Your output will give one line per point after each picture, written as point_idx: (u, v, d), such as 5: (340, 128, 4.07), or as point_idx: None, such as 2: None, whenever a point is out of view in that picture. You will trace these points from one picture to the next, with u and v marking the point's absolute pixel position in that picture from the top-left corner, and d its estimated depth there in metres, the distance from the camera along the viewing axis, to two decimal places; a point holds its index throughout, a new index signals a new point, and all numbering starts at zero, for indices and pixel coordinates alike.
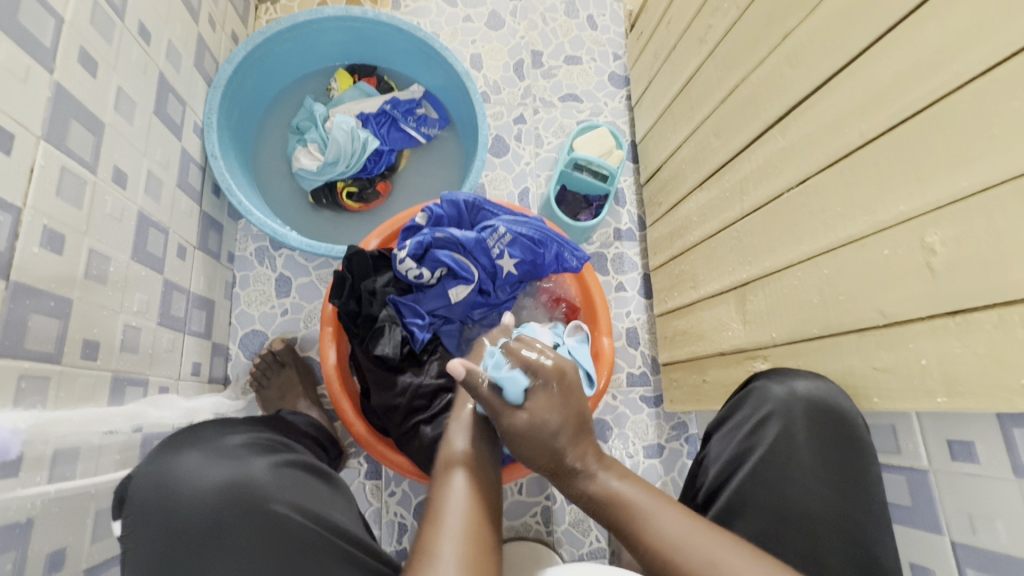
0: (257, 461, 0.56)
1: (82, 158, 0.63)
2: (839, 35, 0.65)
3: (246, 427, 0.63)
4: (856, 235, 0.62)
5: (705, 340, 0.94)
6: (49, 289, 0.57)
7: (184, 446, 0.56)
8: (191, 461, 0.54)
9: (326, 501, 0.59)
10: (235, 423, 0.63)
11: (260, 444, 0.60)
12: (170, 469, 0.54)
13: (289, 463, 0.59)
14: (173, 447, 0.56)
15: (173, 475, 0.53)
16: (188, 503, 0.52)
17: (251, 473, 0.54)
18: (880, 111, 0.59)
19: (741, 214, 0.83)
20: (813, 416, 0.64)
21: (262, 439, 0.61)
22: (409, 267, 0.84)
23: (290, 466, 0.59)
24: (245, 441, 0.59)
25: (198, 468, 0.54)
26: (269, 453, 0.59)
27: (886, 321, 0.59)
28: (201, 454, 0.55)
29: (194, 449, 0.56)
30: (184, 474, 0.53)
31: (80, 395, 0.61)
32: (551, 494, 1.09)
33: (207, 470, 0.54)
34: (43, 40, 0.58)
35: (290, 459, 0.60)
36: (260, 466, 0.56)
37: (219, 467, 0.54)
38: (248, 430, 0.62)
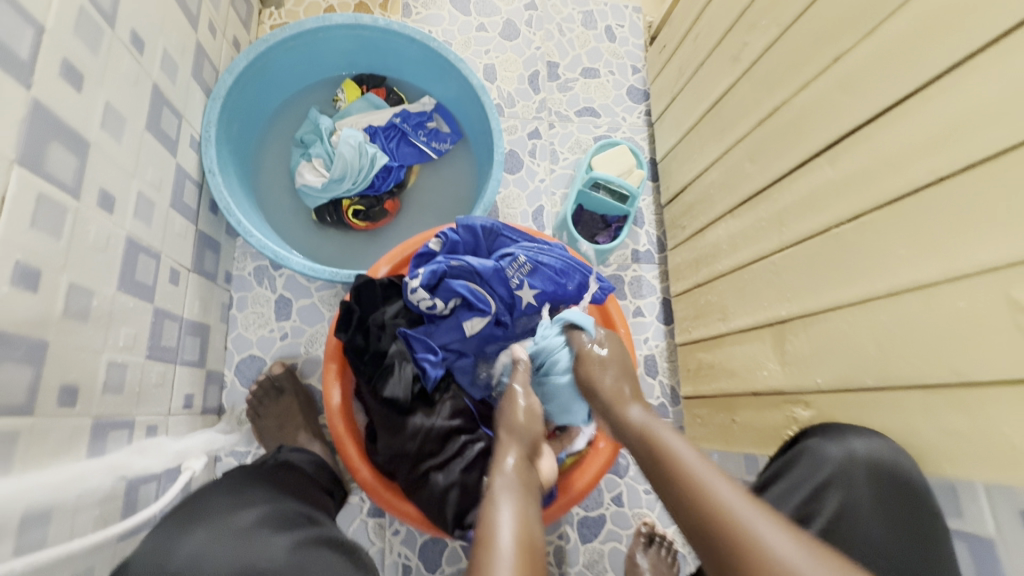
0: (273, 539, 0.48)
1: (63, 183, 0.56)
2: (903, 59, 0.59)
3: (254, 498, 0.55)
4: (923, 282, 0.56)
5: (735, 378, 0.88)
6: (19, 333, 0.50)
7: (190, 523, 0.48)
8: (196, 542, 0.46)
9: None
10: (247, 493, 0.56)
11: (273, 519, 0.52)
12: (169, 557, 0.44)
13: (308, 540, 0.51)
14: (175, 528, 0.47)
15: (171, 562, 0.44)
16: None
17: (265, 555, 0.46)
18: (954, 147, 0.53)
19: (780, 247, 0.77)
20: (878, 481, 0.61)
21: (276, 513, 0.53)
22: (421, 297, 0.78)
23: (314, 546, 0.50)
24: (257, 518, 0.51)
25: (200, 553, 0.45)
26: (284, 529, 0.51)
27: (959, 381, 0.53)
28: (206, 534, 0.47)
29: (201, 528, 0.47)
30: (185, 560, 0.44)
31: (55, 448, 0.55)
32: (563, 532, 1.03)
33: (213, 555, 0.45)
34: (19, 51, 0.51)
35: (308, 536, 0.52)
36: (276, 545, 0.47)
37: (230, 550, 0.45)
38: (262, 504, 0.54)
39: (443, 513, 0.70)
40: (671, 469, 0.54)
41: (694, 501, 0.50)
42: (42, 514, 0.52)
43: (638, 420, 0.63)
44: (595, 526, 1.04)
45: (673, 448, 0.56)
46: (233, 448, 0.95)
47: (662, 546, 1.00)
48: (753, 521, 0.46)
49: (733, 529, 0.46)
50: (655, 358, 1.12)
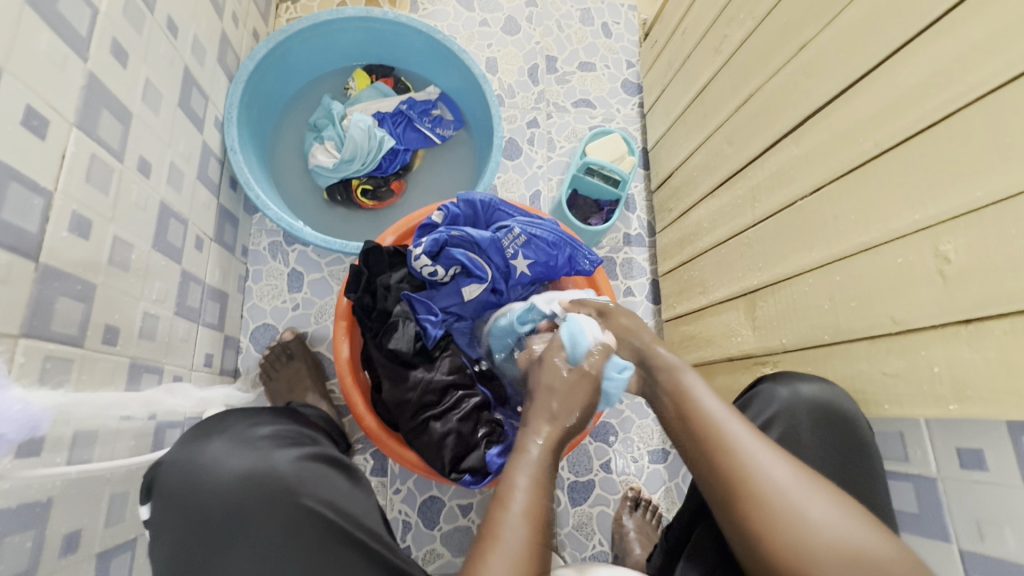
0: (279, 453, 0.57)
1: (111, 147, 0.64)
2: (857, 46, 0.66)
3: (273, 416, 0.64)
4: (870, 243, 0.63)
5: (713, 346, 0.95)
6: (75, 272, 0.58)
7: (211, 434, 0.57)
8: (215, 450, 0.55)
9: (347, 493, 0.58)
10: (262, 412, 0.64)
11: (282, 437, 0.60)
12: (195, 456, 0.55)
13: (313, 455, 0.59)
14: (201, 437, 0.57)
15: (200, 461, 0.55)
16: (213, 491, 0.53)
17: (271, 464, 0.55)
18: (895, 122, 0.60)
19: (753, 221, 0.84)
20: (818, 418, 0.64)
21: (286, 430, 0.61)
22: (424, 263, 0.85)
23: (316, 460, 0.59)
24: (271, 433, 0.59)
25: (222, 456, 0.55)
26: (291, 444, 0.59)
27: (898, 328, 0.60)
28: (225, 443, 0.56)
29: (219, 439, 0.57)
30: (209, 461, 0.54)
31: (99, 380, 0.62)
32: (555, 496, 1.10)
33: (232, 459, 0.55)
34: (79, 29, 0.59)
35: (314, 452, 0.60)
36: (281, 457, 0.56)
37: (243, 458, 0.55)
38: (274, 422, 0.62)
39: (441, 457, 0.78)
40: (703, 428, 0.56)
41: (710, 452, 0.55)
42: (89, 434, 0.59)
43: (677, 381, 0.62)
44: (584, 491, 1.11)
45: (716, 415, 0.57)
46: None
47: (648, 509, 1.07)
48: (771, 470, 0.52)
49: (748, 484, 0.52)
50: None
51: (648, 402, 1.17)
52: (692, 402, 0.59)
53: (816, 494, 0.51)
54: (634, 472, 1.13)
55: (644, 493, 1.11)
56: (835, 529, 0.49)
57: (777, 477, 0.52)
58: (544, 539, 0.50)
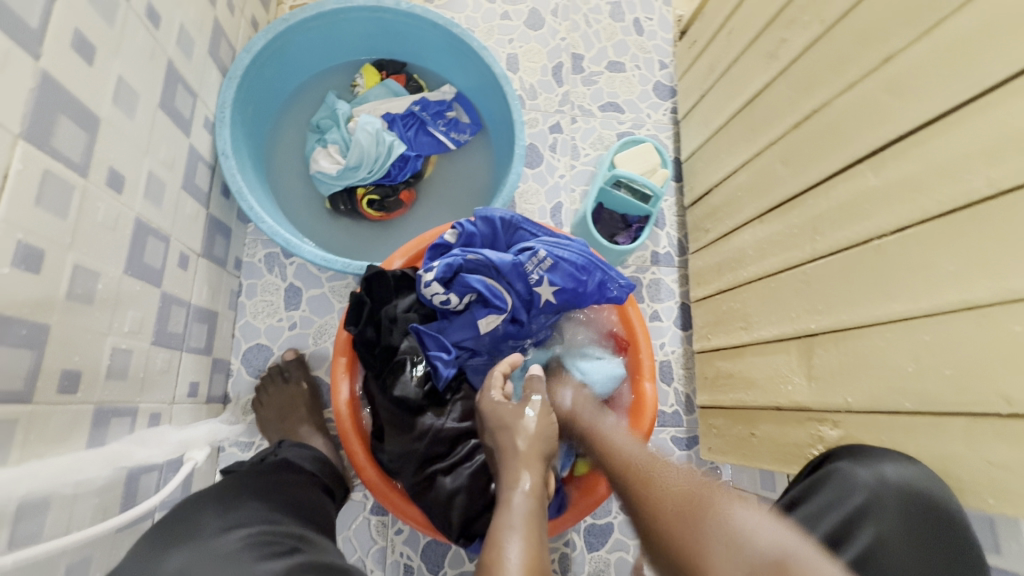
0: (258, 563, 0.43)
1: (71, 160, 0.54)
2: (967, 61, 0.55)
3: (253, 514, 0.51)
4: (977, 302, 0.52)
5: (757, 390, 0.85)
6: (21, 315, 0.48)
7: (172, 547, 0.45)
8: (172, 564, 0.43)
9: None
10: (241, 510, 0.52)
11: (260, 537, 0.47)
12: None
13: (302, 564, 0.45)
14: (161, 551, 0.45)
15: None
16: None
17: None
18: (1016, 159, 0.50)
19: (812, 257, 0.74)
20: (911, 511, 0.56)
21: (268, 531, 0.49)
22: (435, 291, 0.75)
23: (305, 572, 0.44)
24: (243, 536, 0.47)
25: (184, 574, 0.42)
26: (276, 551, 0.46)
27: (1011, 410, 0.49)
28: (191, 556, 0.44)
29: (183, 551, 0.45)
30: None
31: (53, 437, 0.53)
32: (569, 540, 1.00)
33: (190, 573, 0.42)
34: (29, 19, 0.48)
35: (303, 559, 0.46)
36: (261, 571, 0.42)
37: (206, 572, 0.42)
38: (251, 522, 0.50)
39: (449, 519, 0.68)
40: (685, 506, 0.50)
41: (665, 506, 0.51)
42: (37, 506, 0.50)
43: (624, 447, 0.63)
44: (602, 535, 1.01)
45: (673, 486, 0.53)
46: (237, 439, 0.93)
47: None
48: (756, 529, 0.45)
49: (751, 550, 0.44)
50: (670, 364, 1.09)
51: (673, 437, 1.05)
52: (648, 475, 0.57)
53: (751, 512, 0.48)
54: None
55: None
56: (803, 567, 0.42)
57: (736, 516, 0.47)
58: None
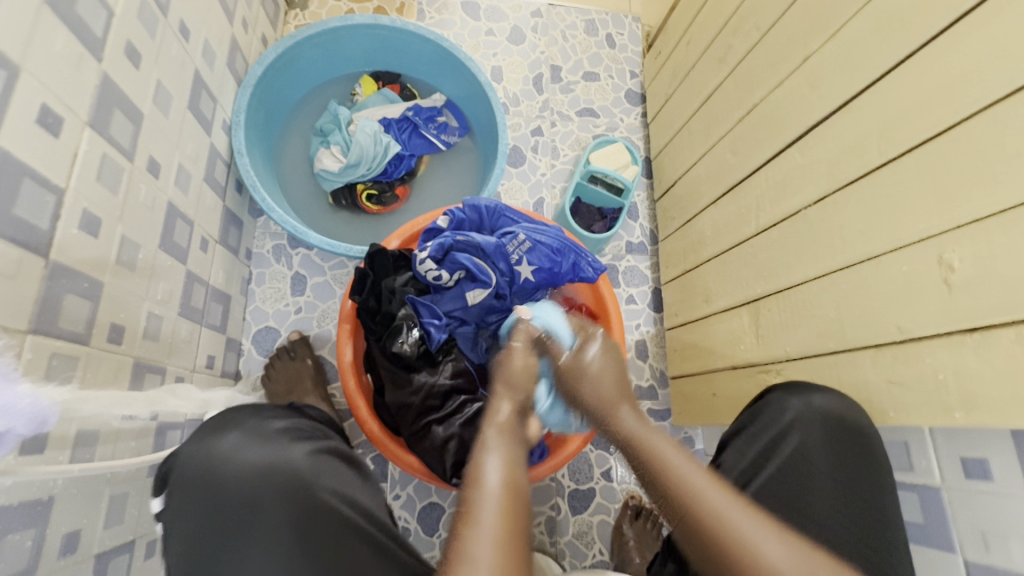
0: (293, 445, 0.56)
1: (121, 146, 0.64)
2: (863, 58, 0.67)
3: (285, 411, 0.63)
4: (876, 252, 0.63)
5: (717, 355, 0.95)
6: (84, 270, 0.58)
7: (225, 428, 0.56)
8: (229, 443, 0.55)
9: (356, 487, 0.58)
10: (276, 408, 0.63)
11: (293, 429, 0.59)
12: (213, 448, 0.54)
13: (326, 448, 0.59)
14: (216, 430, 0.56)
15: (215, 453, 0.54)
16: (228, 486, 0.52)
17: (287, 457, 0.54)
18: (900, 133, 0.61)
19: (756, 231, 0.85)
20: (831, 427, 0.64)
21: (300, 424, 0.61)
22: (429, 268, 0.85)
23: (330, 455, 0.58)
24: (282, 427, 0.59)
25: (237, 448, 0.54)
26: (307, 438, 0.59)
27: (903, 337, 0.60)
28: (242, 436, 0.55)
29: (235, 430, 0.56)
30: (223, 455, 0.54)
31: (103, 379, 0.62)
32: (555, 504, 1.09)
33: (245, 452, 0.54)
34: (95, 30, 0.59)
35: (328, 444, 0.60)
36: (296, 450, 0.55)
37: (256, 451, 0.54)
38: (286, 416, 0.62)
39: (442, 463, 0.78)
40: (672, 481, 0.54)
41: (685, 507, 0.52)
42: (92, 433, 0.59)
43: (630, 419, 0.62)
44: (585, 499, 1.10)
45: (700, 489, 0.52)
46: None
47: (648, 518, 1.07)
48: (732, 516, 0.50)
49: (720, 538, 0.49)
50: (646, 342, 1.19)
51: (649, 410, 1.15)
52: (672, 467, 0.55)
53: (771, 532, 0.49)
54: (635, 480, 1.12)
55: (645, 502, 1.10)
56: (794, 570, 0.47)
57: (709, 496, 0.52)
58: (522, 526, 0.48)
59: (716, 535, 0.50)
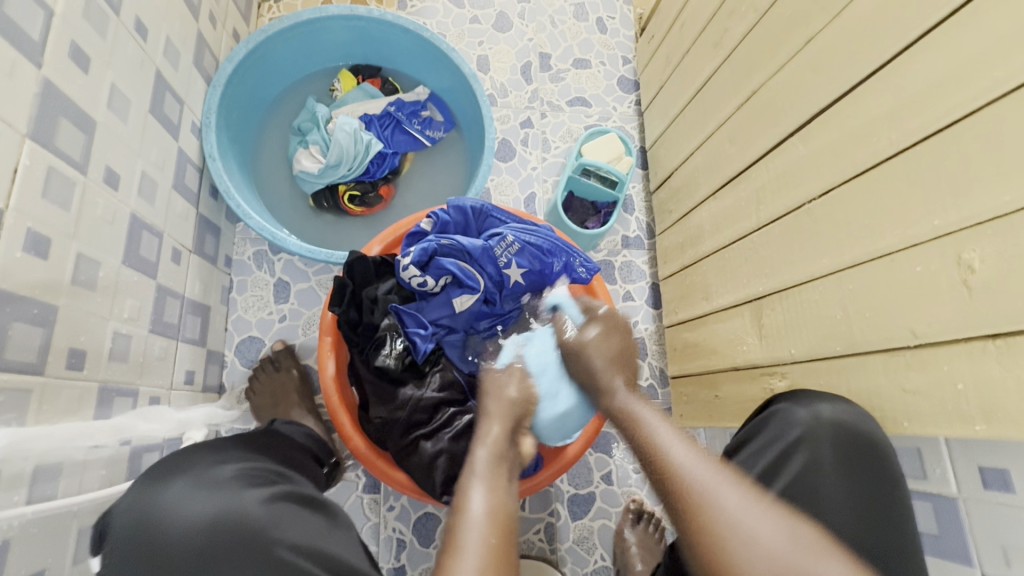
0: (246, 491, 0.53)
1: (71, 158, 0.59)
2: (870, 39, 0.62)
3: (242, 450, 0.60)
4: (886, 250, 0.59)
5: (718, 355, 0.92)
6: (32, 295, 0.54)
7: (170, 475, 0.53)
8: (175, 492, 0.51)
9: (321, 529, 0.55)
10: (230, 446, 0.60)
11: (247, 471, 0.56)
12: (157, 500, 0.51)
13: (283, 492, 0.55)
14: (160, 478, 0.53)
15: (157, 509, 0.50)
16: (174, 541, 0.49)
17: (239, 505, 0.51)
18: (911, 120, 0.56)
19: (757, 225, 0.80)
20: (842, 441, 0.61)
21: (255, 466, 0.58)
22: (413, 274, 0.80)
23: (286, 497, 0.55)
24: (235, 471, 0.56)
25: (183, 499, 0.51)
26: (263, 481, 0.56)
27: (917, 342, 0.56)
28: (189, 484, 0.52)
29: (184, 478, 0.53)
30: (169, 506, 0.50)
31: (62, 410, 0.58)
32: (555, 510, 1.06)
33: (194, 502, 0.51)
34: (31, 33, 0.54)
35: (285, 488, 0.56)
36: (248, 498, 0.52)
37: (205, 501, 0.51)
38: (241, 457, 0.59)
39: (431, 480, 0.74)
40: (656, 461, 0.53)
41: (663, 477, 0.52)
42: (52, 469, 0.55)
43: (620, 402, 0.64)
44: (585, 504, 1.07)
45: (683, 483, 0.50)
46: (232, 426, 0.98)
47: (651, 522, 1.03)
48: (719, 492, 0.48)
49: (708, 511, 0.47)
50: (645, 340, 1.15)
51: None
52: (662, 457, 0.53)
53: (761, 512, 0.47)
54: (637, 483, 1.09)
55: (647, 506, 1.07)
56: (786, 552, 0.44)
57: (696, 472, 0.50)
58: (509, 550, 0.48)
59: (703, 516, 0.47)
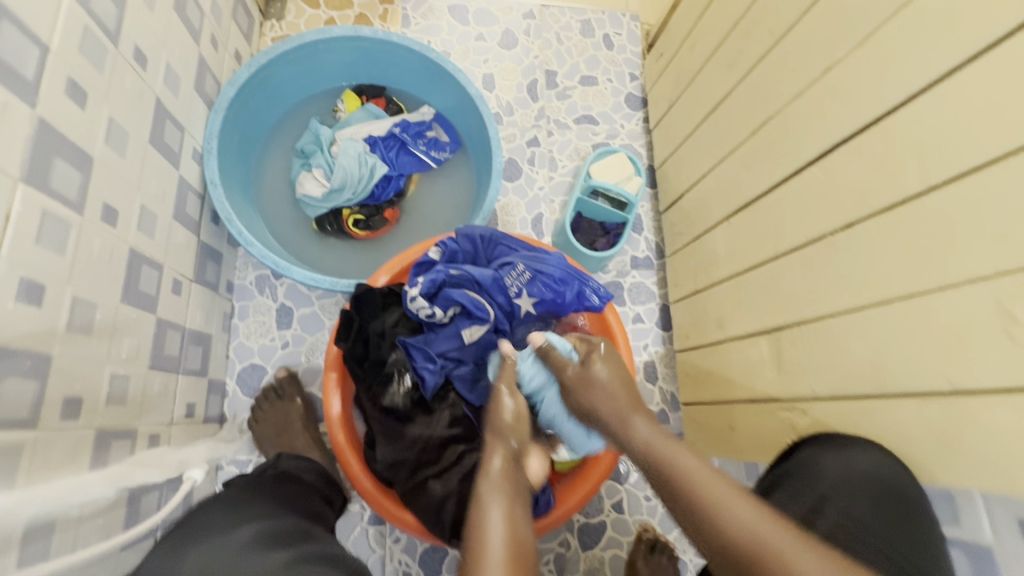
0: (265, 555, 0.48)
1: (67, 199, 0.57)
2: (896, 70, 0.60)
3: (262, 512, 0.57)
4: (917, 291, 0.57)
5: (734, 384, 0.89)
6: (24, 346, 0.51)
7: (187, 544, 0.50)
8: (192, 561, 0.48)
9: None
10: (250, 508, 0.57)
11: (266, 536, 0.52)
12: (173, 574, 0.47)
13: (305, 555, 0.50)
14: (178, 549, 0.50)
15: None
16: None
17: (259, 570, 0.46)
18: (944, 157, 0.54)
19: (775, 255, 0.78)
20: (873, 492, 0.60)
21: (276, 528, 0.54)
22: (421, 305, 0.78)
23: (312, 561, 0.50)
24: (255, 534, 0.52)
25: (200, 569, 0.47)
26: (283, 544, 0.51)
27: (952, 390, 0.53)
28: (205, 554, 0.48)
29: (198, 549, 0.49)
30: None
31: (56, 462, 0.55)
32: (565, 540, 1.03)
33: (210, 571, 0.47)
34: (24, 72, 0.52)
35: (307, 552, 0.51)
36: (268, 562, 0.47)
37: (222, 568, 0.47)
38: (261, 521, 0.54)
39: (441, 523, 0.72)
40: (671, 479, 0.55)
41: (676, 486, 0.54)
42: (45, 527, 0.53)
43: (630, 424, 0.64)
44: (595, 533, 1.04)
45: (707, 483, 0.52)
46: (235, 457, 0.95)
47: (664, 550, 0.99)
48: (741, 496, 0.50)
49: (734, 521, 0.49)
50: (655, 364, 1.12)
51: None
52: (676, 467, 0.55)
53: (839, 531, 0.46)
54: (648, 511, 1.06)
55: (660, 534, 1.04)
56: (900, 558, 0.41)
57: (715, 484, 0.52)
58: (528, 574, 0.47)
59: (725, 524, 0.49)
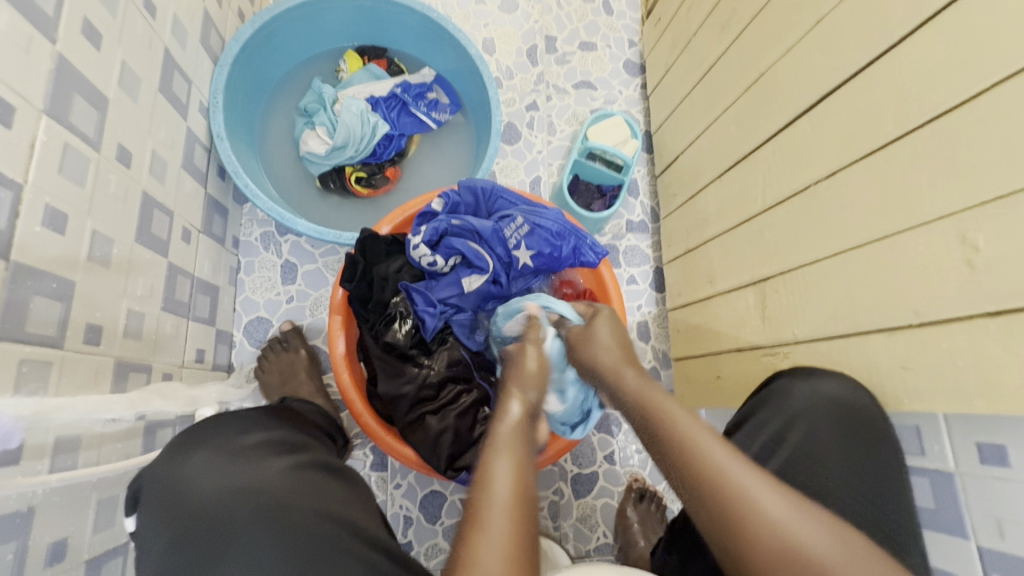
0: (266, 462, 0.56)
1: (85, 135, 0.60)
2: (876, 21, 0.63)
3: (263, 423, 0.63)
4: (889, 231, 0.60)
5: (721, 337, 0.93)
6: (50, 270, 0.55)
7: (196, 446, 0.56)
8: (201, 461, 0.54)
9: (342, 498, 0.57)
10: (251, 419, 0.63)
11: (269, 444, 0.59)
12: (182, 471, 0.54)
13: (303, 462, 0.59)
14: (185, 449, 0.56)
15: (184, 477, 0.53)
16: (197, 502, 0.52)
17: (262, 475, 0.54)
18: (919, 103, 0.57)
19: (763, 208, 0.81)
20: (843, 421, 0.64)
21: (276, 438, 0.61)
22: (423, 253, 0.82)
23: (307, 468, 0.58)
24: (261, 441, 0.59)
25: (207, 470, 0.54)
26: (281, 451, 0.59)
27: (919, 320, 0.57)
28: (210, 456, 0.55)
29: (205, 451, 0.56)
30: (195, 476, 0.53)
31: (80, 384, 0.59)
32: (558, 489, 1.08)
33: (218, 473, 0.53)
34: (44, 7, 0.54)
35: (303, 458, 0.60)
36: (268, 469, 0.55)
37: (230, 470, 0.54)
38: (264, 429, 0.62)
39: (438, 455, 0.76)
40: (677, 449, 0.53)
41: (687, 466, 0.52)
42: (71, 442, 0.57)
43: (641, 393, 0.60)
44: (588, 483, 1.09)
45: (695, 435, 0.52)
46: (243, 404, 1.00)
47: (653, 500, 1.05)
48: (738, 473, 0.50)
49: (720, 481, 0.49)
50: (647, 323, 1.16)
51: None
52: (670, 428, 0.54)
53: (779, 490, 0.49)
54: (638, 463, 1.11)
55: (648, 485, 1.08)
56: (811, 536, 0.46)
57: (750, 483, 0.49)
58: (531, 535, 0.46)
59: (729, 488, 0.49)
